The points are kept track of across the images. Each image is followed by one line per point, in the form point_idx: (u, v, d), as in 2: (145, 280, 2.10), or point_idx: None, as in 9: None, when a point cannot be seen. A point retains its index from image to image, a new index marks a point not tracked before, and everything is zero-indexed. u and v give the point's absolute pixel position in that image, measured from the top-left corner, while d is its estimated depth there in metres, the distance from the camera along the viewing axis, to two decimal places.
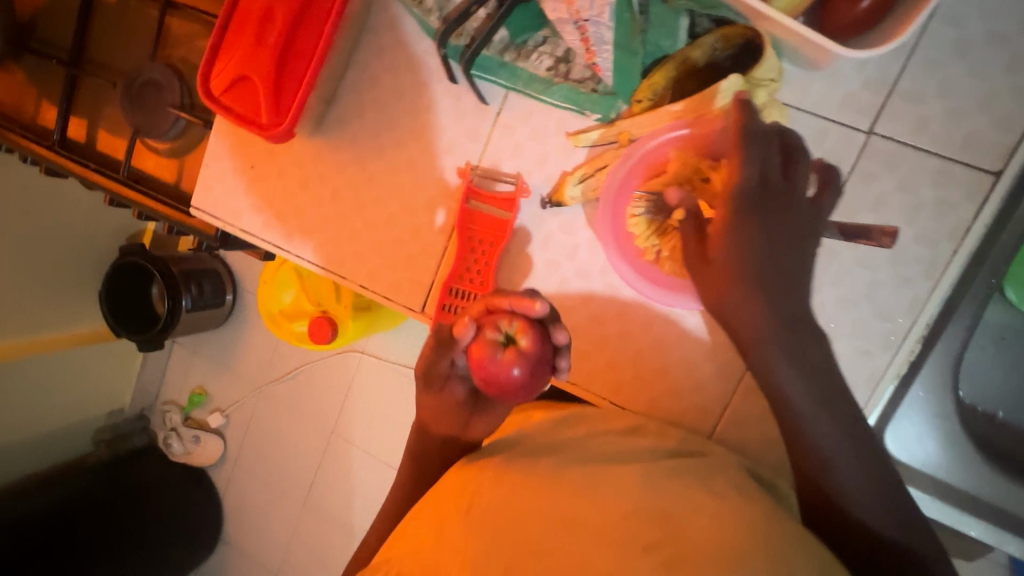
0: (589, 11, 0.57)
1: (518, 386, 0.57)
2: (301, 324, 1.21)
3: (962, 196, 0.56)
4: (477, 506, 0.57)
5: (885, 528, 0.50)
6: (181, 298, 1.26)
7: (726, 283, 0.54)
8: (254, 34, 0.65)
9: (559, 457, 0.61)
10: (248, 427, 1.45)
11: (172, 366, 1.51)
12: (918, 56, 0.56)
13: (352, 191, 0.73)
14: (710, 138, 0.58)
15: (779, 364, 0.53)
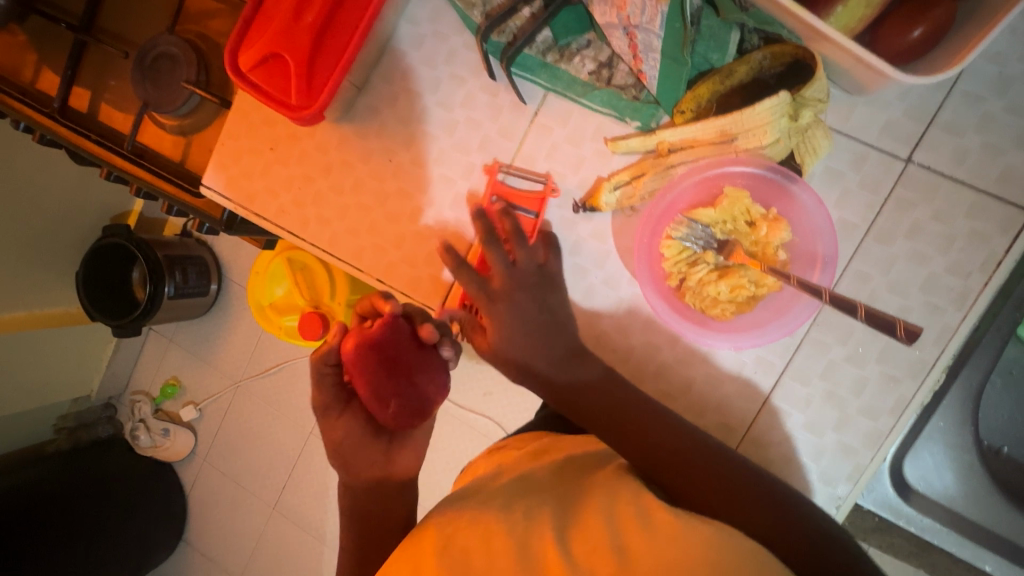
0: (640, 17, 0.57)
1: (379, 362, 0.59)
2: (291, 318, 1.17)
3: (997, 228, 0.57)
4: (449, 544, 0.52)
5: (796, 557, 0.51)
6: (165, 283, 1.20)
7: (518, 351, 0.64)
8: (289, 9, 0.62)
9: (536, 494, 0.57)
10: (223, 419, 1.38)
11: (148, 353, 1.45)
12: (961, 89, 0.57)
13: (376, 181, 0.71)
14: (762, 186, 0.61)
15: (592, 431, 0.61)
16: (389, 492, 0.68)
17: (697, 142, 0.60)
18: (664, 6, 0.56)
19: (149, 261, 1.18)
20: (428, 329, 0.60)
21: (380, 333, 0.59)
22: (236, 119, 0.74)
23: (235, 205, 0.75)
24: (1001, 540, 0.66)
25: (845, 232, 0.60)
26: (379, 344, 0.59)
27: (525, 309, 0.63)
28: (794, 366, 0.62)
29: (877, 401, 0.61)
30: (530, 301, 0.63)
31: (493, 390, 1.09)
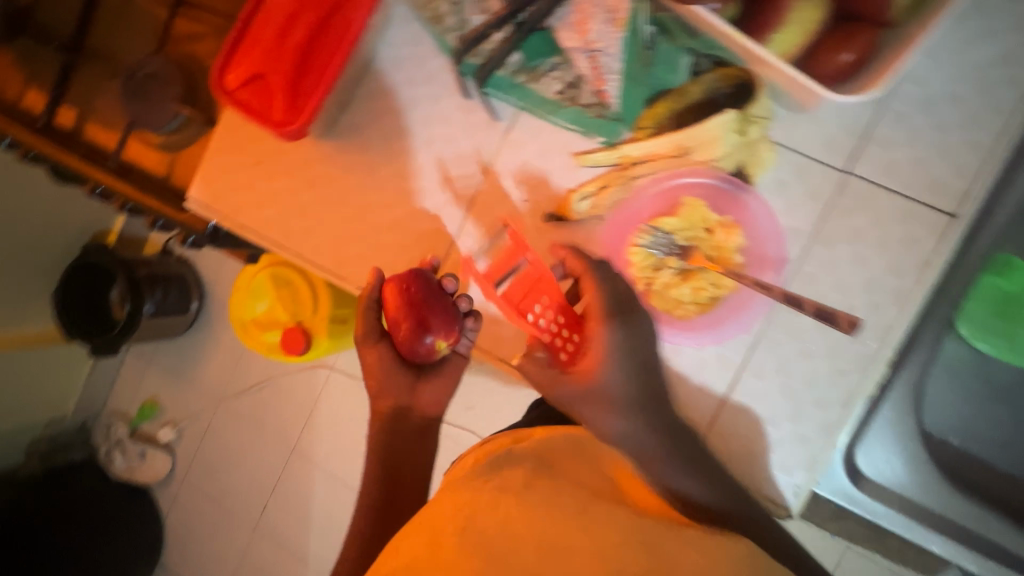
0: (601, 41, 0.63)
1: (414, 301, 0.68)
2: (274, 335, 1.17)
3: (927, 233, 0.63)
4: (473, 525, 0.56)
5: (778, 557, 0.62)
6: (145, 301, 1.20)
7: (606, 406, 0.64)
8: (275, 33, 0.67)
9: (550, 486, 0.60)
10: (203, 439, 1.38)
11: (123, 374, 1.44)
12: (889, 108, 0.63)
13: (357, 193, 0.75)
14: (719, 196, 0.65)
15: (669, 470, 0.62)
16: (406, 438, 0.77)
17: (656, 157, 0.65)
18: (622, 30, 0.62)
19: (130, 280, 1.19)
20: (450, 282, 0.69)
21: (413, 281, 0.68)
22: (223, 134, 0.77)
23: (222, 218, 0.78)
24: (961, 529, 0.68)
25: (794, 237, 0.65)
26: (413, 290, 0.68)
27: (626, 360, 0.63)
28: (751, 363, 0.66)
29: (828, 393, 0.65)
30: (622, 361, 0.63)
31: (476, 403, 1.12)
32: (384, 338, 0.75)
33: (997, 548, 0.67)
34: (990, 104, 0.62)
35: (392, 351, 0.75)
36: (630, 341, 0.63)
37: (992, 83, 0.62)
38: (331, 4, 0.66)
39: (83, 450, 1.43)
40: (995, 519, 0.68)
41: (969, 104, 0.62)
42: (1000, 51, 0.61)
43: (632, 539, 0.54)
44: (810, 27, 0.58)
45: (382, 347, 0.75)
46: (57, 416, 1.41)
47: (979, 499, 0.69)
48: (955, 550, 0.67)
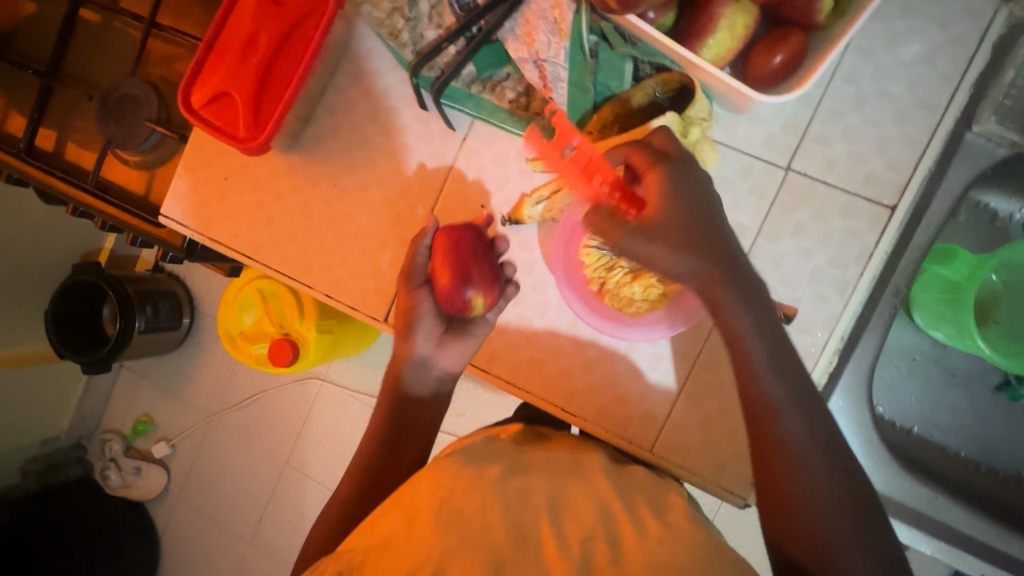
0: (547, 51, 0.65)
1: (470, 247, 0.69)
2: (261, 346, 1.20)
3: (866, 225, 0.65)
4: (449, 505, 0.57)
5: (832, 513, 0.51)
6: (136, 318, 1.22)
7: (670, 240, 0.57)
8: (237, 53, 0.69)
9: (526, 479, 0.61)
10: (197, 454, 1.39)
11: (116, 391, 1.45)
12: (823, 107, 0.66)
13: (323, 204, 0.77)
14: (636, 149, 0.60)
15: (756, 352, 0.55)
16: (416, 393, 0.75)
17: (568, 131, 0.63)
18: (567, 40, 0.64)
19: (120, 297, 1.20)
20: (501, 244, 0.72)
21: (474, 232, 0.69)
22: (193, 151, 0.80)
23: (195, 232, 0.80)
24: (920, 515, 0.69)
25: (740, 233, 0.67)
26: (471, 240, 0.69)
27: (683, 203, 0.58)
28: (705, 355, 0.69)
29: None
30: (677, 215, 0.58)
31: (465, 409, 1.14)
32: (428, 288, 0.71)
33: (951, 531, 0.69)
34: (916, 101, 0.64)
35: (431, 300, 0.71)
36: (681, 181, 0.58)
37: (918, 82, 0.64)
38: (289, 23, 0.69)
39: (78, 468, 1.42)
40: (949, 503, 0.70)
41: (898, 101, 0.65)
42: (926, 49, 0.64)
43: (602, 534, 0.55)
44: (741, 33, 0.60)
45: (421, 295, 0.71)
46: (52, 434, 1.41)
47: (935, 485, 0.71)
48: (910, 533, 0.68)
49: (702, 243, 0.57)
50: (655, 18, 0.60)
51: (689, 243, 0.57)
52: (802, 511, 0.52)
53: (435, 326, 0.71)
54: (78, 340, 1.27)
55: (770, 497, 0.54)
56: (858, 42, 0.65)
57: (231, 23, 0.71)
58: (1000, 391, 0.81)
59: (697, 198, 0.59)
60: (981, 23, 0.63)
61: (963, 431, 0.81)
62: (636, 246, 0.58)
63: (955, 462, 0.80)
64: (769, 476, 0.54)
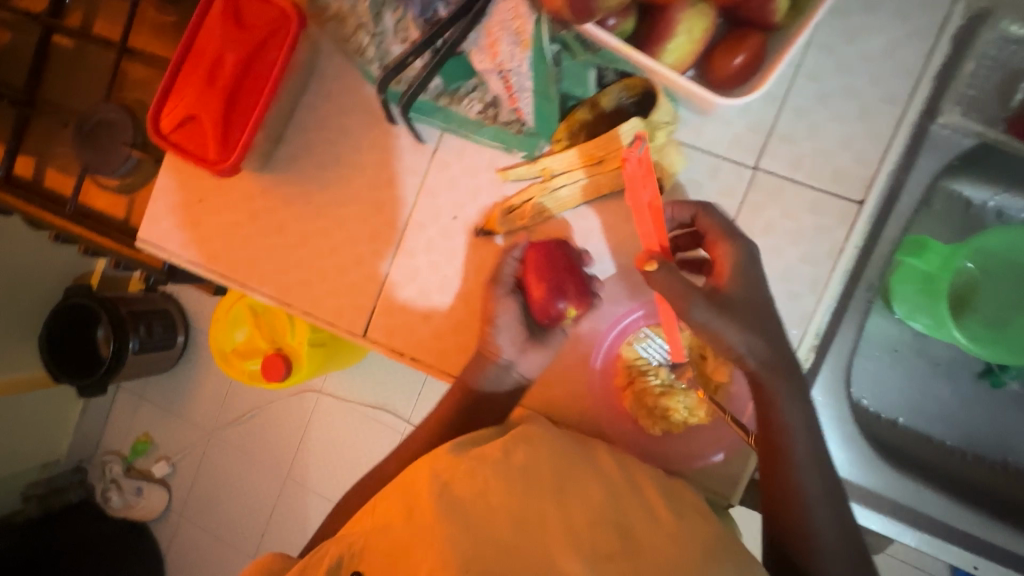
0: (511, 62, 0.64)
1: (565, 256, 0.68)
2: (255, 362, 1.20)
3: (835, 220, 0.65)
4: (450, 491, 0.60)
5: (824, 524, 0.57)
6: (129, 338, 1.22)
7: (739, 310, 0.59)
8: (203, 76, 0.70)
9: (527, 454, 0.64)
10: (197, 473, 1.39)
11: (114, 412, 1.45)
12: (787, 105, 0.66)
13: (298, 222, 0.77)
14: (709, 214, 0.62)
15: (785, 394, 0.59)
16: (483, 394, 0.72)
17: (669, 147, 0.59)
18: (529, 51, 0.63)
19: (113, 319, 1.21)
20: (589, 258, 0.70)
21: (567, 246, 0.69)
22: (168, 175, 0.80)
23: (172, 255, 0.81)
24: (907, 508, 0.69)
25: None
26: (560, 254, 0.68)
27: (749, 268, 0.60)
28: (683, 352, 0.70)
29: None
30: (747, 282, 0.60)
31: None
32: (512, 295, 0.71)
33: (937, 523, 0.69)
34: (877, 95, 0.65)
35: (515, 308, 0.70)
36: (746, 257, 0.61)
37: (880, 76, 0.65)
38: (252, 44, 0.70)
39: (79, 490, 1.42)
40: (932, 493, 0.70)
41: (860, 96, 0.65)
42: (887, 43, 0.64)
43: (607, 517, 0.59)
44: (699, 36, 0.60)
45: (506, 303, 0.70)
46: (53, 458, 1.42)
47: (921, 477, 0.71)
48: (894, 526, 0.68)
49: (766, 327, 0.59)
50: (615, 24, 0.60)
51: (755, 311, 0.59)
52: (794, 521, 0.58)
53: (517, 331, 0.70)
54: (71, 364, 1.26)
55: (778, 512, 0.59)
56: (819, 39, 0.65)
57: (196, 45, 0.71)
58: (983, 377, 0.81)
59: (754, 272, 0.61)
60: (940, 15, 0.63)
61: (948, 419, 0.81)
62: (712, 318, 0.58)
63: (941, 452, 0.80)
64: (776, 488, 0.59)
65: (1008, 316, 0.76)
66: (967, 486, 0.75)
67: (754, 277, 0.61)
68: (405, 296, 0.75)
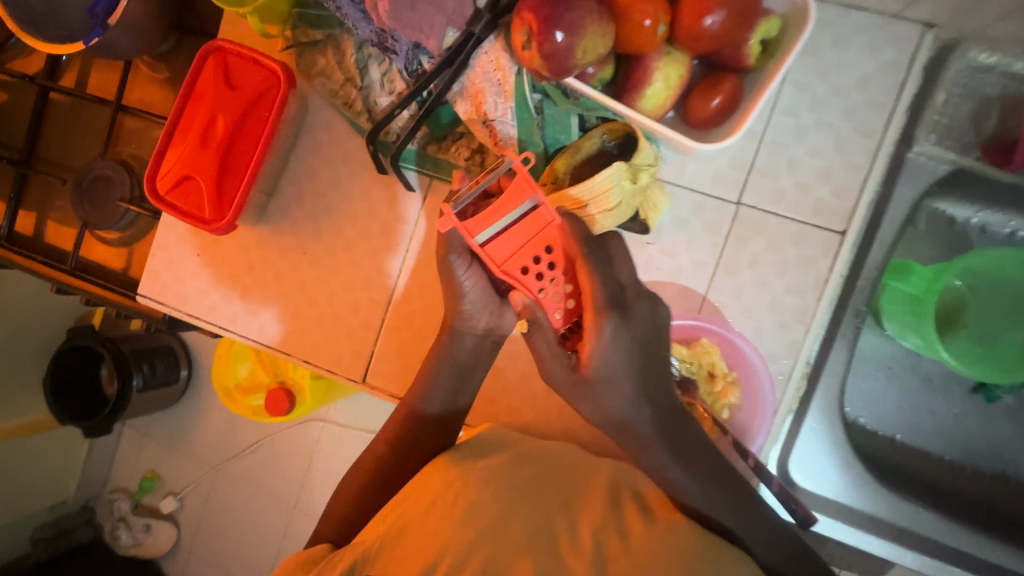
0: (495, 110, 0.66)
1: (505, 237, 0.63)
2: (258, 397, 1.20)
3: (819, 250, 0.67)
4: (461, 502, 0.63)
5: (754, 544, 0.64)
6: (132, 374, 1.22)
7: (613, 386, 0.61)
8: (196, 138, 0.73)
9: (535, 468, 0.68)
10: (203, 512, 1.37)
11: (121, 451, 1.44)
12: (766, 141, 0.68)
13: (294, 272, 0.79)
14: (592, 288, 0.61)
15: (662, 456, 0.62)
16: (463, 363, 0.72)
17: (506, 207, 0.62)
18: (512, 100, 0.65)
19: (114, 355, 1.21)
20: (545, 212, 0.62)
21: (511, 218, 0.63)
22: (165, 231, 0.82)
23: (171, 309, 0.82)
24: (905, 530, 0.70)
25: (697, 269, 0.70)
26: (509, 236, 0.63)
27: (627, 347, 0.61)
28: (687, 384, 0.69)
29: (755, 407, 0.68)
30: (619, 359, 0.61)
31: None
32: (475, 262, 0.69)
33: (935, 544, 0.69)
34: (851, 128, 0.67)
35: (481, 275, 0.70)
36: (619, 340, 0.60)
37: (853, 111, 0.66)
38: (244, 103, 0.73)
39: (89, 531, 1.43)
40: (929, 514, 0.71)
41: (837, 130, 0.67)
42: (860, 77, 0.66)
43: (612, 525, 0.63)
44: (675, 83, 0.62)
45: (472, 272, 0.69)
46: (60, 499, 1.42)
47: (915, 497, 0.72)
48: (895, 549, 0.69)
49: (652, 387, 0.62)
50: (595, 72, 0.61)
51: (639, 382, 0.62)
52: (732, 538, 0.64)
53: (489, 300, 0.70)
54: (77, 407, 1.26)
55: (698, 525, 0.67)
56: (793, 76, 0.67)
57: (190, 109, 0.74)
58: (977, 392, 0.82)
59: (640, 347, 0.62)
60: (908, 50, 0.65)
61: (944, 435, 0.81)
62: (570, 384, 0.62)
63: (939, 467, 0.80)
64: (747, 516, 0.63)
65: (999, 331, 0.77)
66: (964, 502, 0.76)
67: (629, 356, 0.61)
68: (400, 340, 0.77)
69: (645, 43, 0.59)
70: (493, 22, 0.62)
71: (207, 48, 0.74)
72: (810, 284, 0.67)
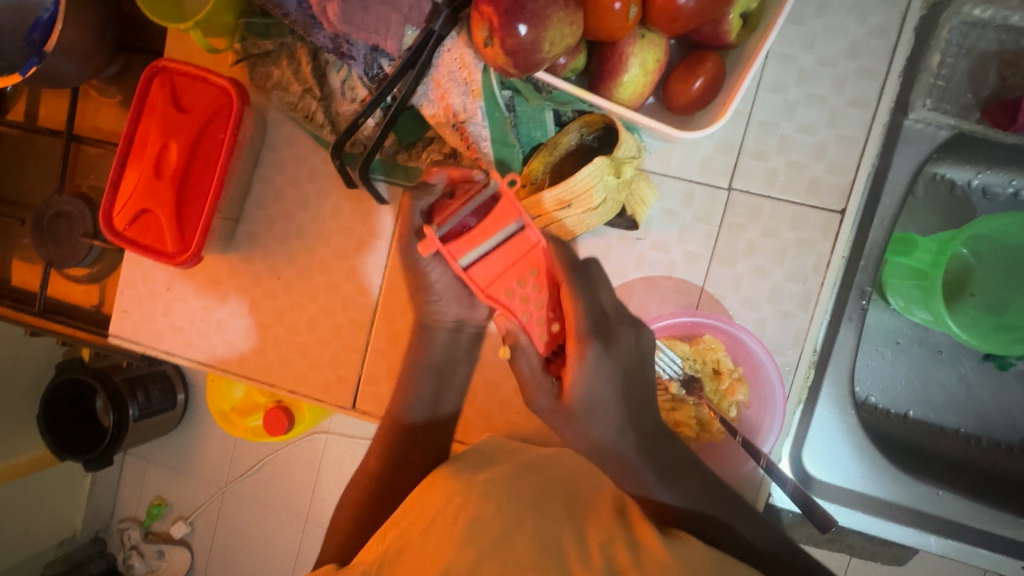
0: (465, 111, 0.62)
1: (489, 260, 0.61)
2: (257, 418, 1.15)
3: (818, 232, 0.64)
4: (465, 516, 0.58)
5: (759, 541, 0.62)
6: (129, 406, 1.11)
7: (602, 408, 0.61)
8: (151, 167, 0.68)
9: (539, 479, 0.65)
10: (217, 532, 1.29)
11: (127, 476, 1.35)
12: (754, 122, 0.64)
13: (270, 299, 0.75)
14: (577, 316, 0.60)
15: (644, 471, 0.62)
16: (440, 363, 0.71)
17: (489, 232, 0.60)
18: (481, 98, 0.61)
19: (107, 388, 1.09)
20: (529, 233, 0.61)
21: (494, 239, 0.61)
22: (131, 266, 0.78)
23: (145, 347, 0.78)
24: (922, 512, 0.68)
25: (692, 262, 0.66)
26: (493, 258, 0.61)
27: (612, 369, 0.60)
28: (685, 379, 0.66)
29: (763, 401, 0.65)
30: (604, 381, 0.60)
31: None
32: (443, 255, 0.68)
33: (952, 524, 0.68)
34: (843, 99, 0.63)
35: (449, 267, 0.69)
36: (602, 368, 0.60)
37: (845, 81, 0.62)
38: (198, 126, 0.68)
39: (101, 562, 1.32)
40: (950, 495, 0.69)
41: (828, 103, 0.63)
42: (849, 45, 0.62)
43: (620, 535, 0.58)
44: (653, 67, 0.58)
45: (440, 265, 0.68)
46: (67, 535, 1.30)
47: (931, 478, 0.70)
48: (916, 534, 0.67)
49: (635, 405, 0.62)
50: (566, 63, 0.57)
51: (622, 399, 0.61)
52: (740, 541, 0.61)
53: (458, 291, 0.70)
54: (68, 440, 1.13)
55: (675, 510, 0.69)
56: (778, 48, 0.63)
57: (141, 135, 0.70)
58: (988, 360, 0.79)
59: (624, 374, 0.61)
60: (898, 12, 0.61)
61: (958, 407, 0.79)
62: (550, 410, 0.62)
63: (955, 441, 0.78)
64: (747, 517, 0.62)
65: (1010, 297, 0.73)
66: (978, 475, 0.74)
67: (614, 378, 0.60)
68: (388, 360, 0.73)
69: (616, 24, 0.53)
70: (453, 16, 0.56)
71: (153, 69, 0.69)
72: (811, 269, 0.64)
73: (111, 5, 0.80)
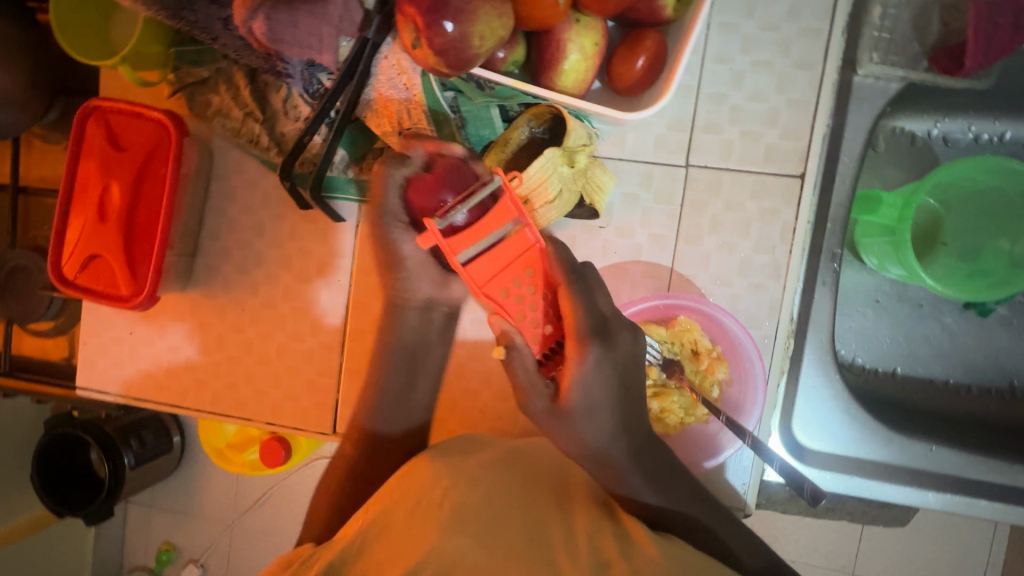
0: (409, 117, 0.61)
1: (485, 256, 0.57)
2: (254, 451, 1.11)
3: (780, 200, 0.63)
4: (449, 500, 0.56)
5: (749, 562, 0.62)
6: (124, 454, 1.06)
7: (597, 416, 0.57)
8: (95, 211, 0.67)
9: (525, 472, 0.63)
10: (228, 568, 1.26)
11: (131, 528, 1.29)
12: (703, 95, 0.63)
13: (237, 332, 0.73)
14: (579, 315, 0.56)
15: (634, 481, 0.59)
16: (417, 349, 0.68)
17: (488, 227, 0.56)
18: (424, 104, 0.60)
19: (98, 440, 1.03)
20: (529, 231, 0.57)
21: (492, 236, 0.56)
22: (91, 315, 0.76)
23: (116, 394, 0.76)
24: (916, 469, 0.67)
25: (658, 245, 0.65)
26: (492, 253, 0.57)
27: (609, 374, 0.56)
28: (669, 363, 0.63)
29: (745, 378, 0.64)
30: (604, 385, 0.56)
31: None
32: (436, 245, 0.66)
33: (948, 478, 0.67)
34: (789, 62, 0.62)
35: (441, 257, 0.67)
36: (599, 373, 0.56)
37: (789, 45, 0.62)
38: (137, 166, 0.66)
39: None
40: (945, 450, 0.68)
41: (776, 68, 0.62)
42: (789, 7, 0.61)
43: (608, 528, 0.58)
44: (593, 51, 0.56)
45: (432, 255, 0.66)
46: None
47: (923, 434, 0.69)
48: (916, 494, 0.66)
49: (628, 396, 0.58)
50: (505, 56, 0.56)
51: (620, 386, 0.57)
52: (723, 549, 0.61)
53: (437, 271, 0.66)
54: (63, 495, 1.09)
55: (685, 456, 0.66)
56: (717, 18, 0.62)
57: (82, 178, 0.68)
58: (969, 308, 0.78)
59: (619, 375, 0.57)
60: None
61: (944, 358, 0.78)
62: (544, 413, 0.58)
63: (946, 393, 0.77)
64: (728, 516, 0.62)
65: (982, 242, 0.73)
66: (970, 426, 0.73)
67: (608, 387, 0.57)
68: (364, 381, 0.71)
69: (547, 10, 0.52)
70: (385, 22, 0.56)
71: (86, 108, 0.67)
72: (782, 240, 0.63)
73: (40, 50, 0.78)
